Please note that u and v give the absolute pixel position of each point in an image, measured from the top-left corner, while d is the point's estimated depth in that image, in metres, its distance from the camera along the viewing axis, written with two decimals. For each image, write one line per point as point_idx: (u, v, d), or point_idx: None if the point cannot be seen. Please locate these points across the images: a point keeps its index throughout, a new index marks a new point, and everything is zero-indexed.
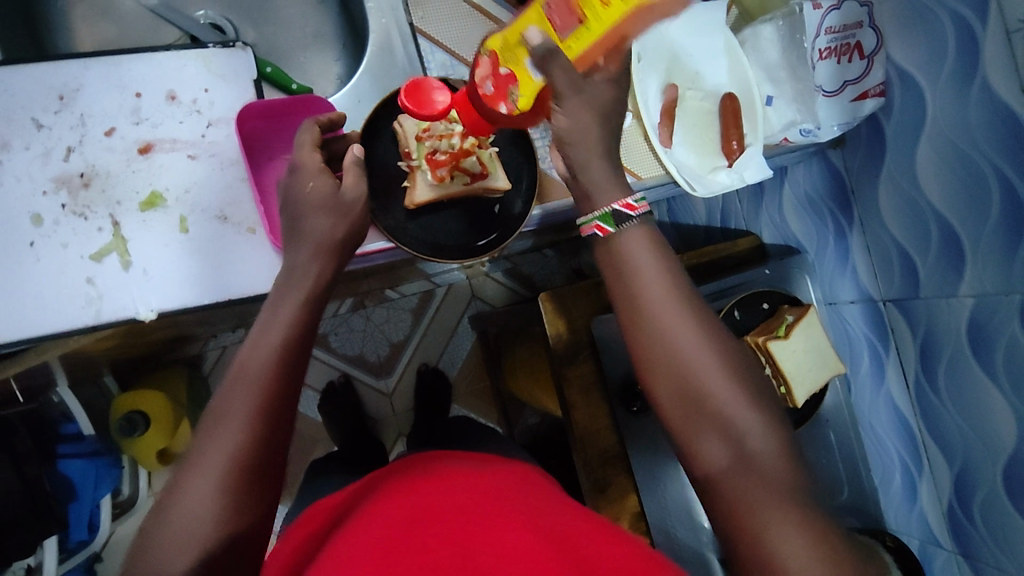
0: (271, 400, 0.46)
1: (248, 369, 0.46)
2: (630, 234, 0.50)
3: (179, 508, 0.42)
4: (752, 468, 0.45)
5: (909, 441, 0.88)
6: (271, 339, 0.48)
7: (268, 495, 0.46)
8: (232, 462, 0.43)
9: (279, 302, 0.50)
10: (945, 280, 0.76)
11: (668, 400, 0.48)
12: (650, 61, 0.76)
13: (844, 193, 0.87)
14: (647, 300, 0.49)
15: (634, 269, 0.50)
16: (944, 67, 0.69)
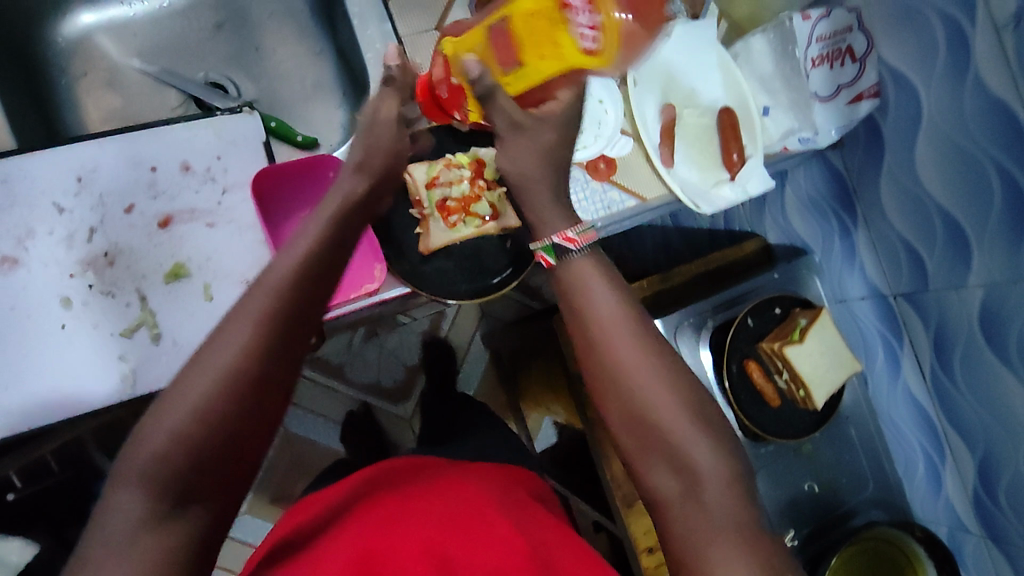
0: (290, 300, 0.45)
1: (257, 295, 0.44)
2: (578, 262, 0.52)
3: (158, 416, 0.41)
4: (703, 496, 0.47)
5: (929, 431, 0.89)
6: (292, 255, 0.47)
7: (278, 388, 0.44)
8: (225, 377, 0.41)
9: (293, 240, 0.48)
10: (953, 273, 0.77)
11: (619, 419, 0.50)
12: (646, 84, 0.77)
13: (845, 192, 0.88)
14: (599, 326, 0.50)
15: (581, 294, 0.52)
16: (936, 67, 0.70)
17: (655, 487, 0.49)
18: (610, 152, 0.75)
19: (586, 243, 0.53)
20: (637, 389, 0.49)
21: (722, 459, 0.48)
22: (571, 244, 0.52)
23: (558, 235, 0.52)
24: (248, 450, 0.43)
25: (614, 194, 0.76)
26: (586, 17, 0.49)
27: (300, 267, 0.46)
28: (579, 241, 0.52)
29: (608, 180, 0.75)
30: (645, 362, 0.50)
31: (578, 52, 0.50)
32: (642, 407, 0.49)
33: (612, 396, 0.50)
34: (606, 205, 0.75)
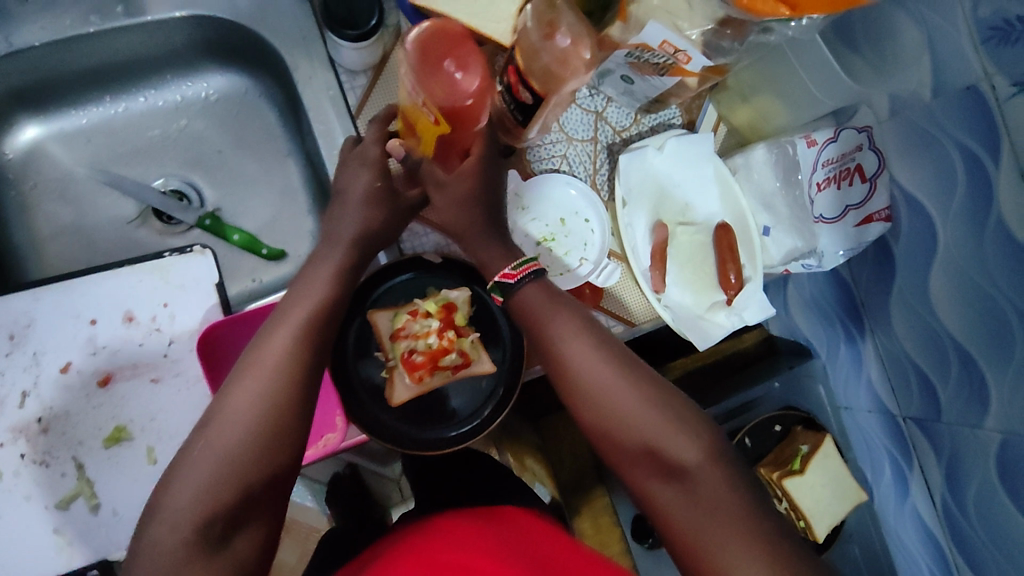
0: (300, 351, 0.51)
1: (277, 338, 0.51)
2: (524, 289, 0.55)
3: (202, 452, 0.47)
4: (698, 491, 0.48)
5: (940, 560, 0.81)
6: (297, 309, 0.53)
7: (287, 428, 0.49)
8: (242, 430, 0.47)
9: (300, 289, 0.55)
10: (968, 409, 0.71)
11: (609, 443, 0.51)
12: (636, 202, 0.71)
13: (852, 303, 0.82)
14: (567, 358, 0.53)
15: (536, 322, 0.54)
16: (954, 199, 0.64)
17: (652, 497, 0.50)
18: (597, 280, 0.69)
19: (529, 271, 0.55)
20: (617, 408, 0.51)
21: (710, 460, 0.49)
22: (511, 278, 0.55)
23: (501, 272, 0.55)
24: (286, 467, 0.49)
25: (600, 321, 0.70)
26: (424, 105, 0.46)
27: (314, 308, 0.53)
28: (516, 276, 0.54)
29: (594, 307, 0.69)
30: (621, 385, 0.51)
31: (432, 124, 0.47)
32: (627, 424, 0.50)
33: (595, 421, 0.52)
34: None
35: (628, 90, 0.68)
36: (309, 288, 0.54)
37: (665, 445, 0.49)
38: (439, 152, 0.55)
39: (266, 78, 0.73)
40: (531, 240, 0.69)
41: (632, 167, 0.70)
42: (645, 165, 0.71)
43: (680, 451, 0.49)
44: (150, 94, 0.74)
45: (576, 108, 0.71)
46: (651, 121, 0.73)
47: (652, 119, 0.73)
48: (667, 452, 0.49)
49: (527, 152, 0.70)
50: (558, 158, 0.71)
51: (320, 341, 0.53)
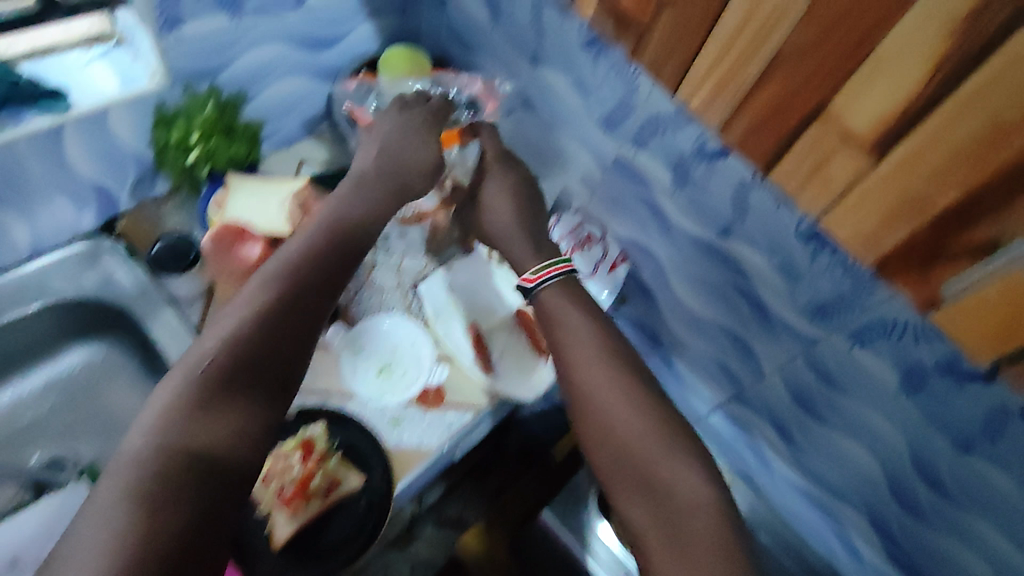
0: (252, 341, 0.57)
1: (245, 318, 0.58)
2: (549, 290, 0.76)
3: (141, 430, 0.50)
4: (675, 491, 0.61)
5: (819, 506, 0.95)
6: (240, 315, 0.58)
7: (227, 413, 0.53)
8: (176, 411, 0.51)
9: (301, 236, 0.68)
10: (752, 369, 0.89)
11: (602, 450, 0.66)
12: (446, 311, 0.88)
13: (651, 334, 1.02)
14: (571, 364, 0.71)
15: (564, 324, 0.74)
16: (652, 228, 0.89)
17: (625, 502, 0.63)
18: (433, 381, 0.84)
19: (557, 274, 0.77)
20: (616, 421, 0.66)
21: (696, 478, 0.62)
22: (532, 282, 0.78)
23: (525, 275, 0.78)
24: (233, 433, 0.52)
25: (451, 415, 0.82)
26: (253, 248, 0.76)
27: (306, 252, 0.66)
28: (536, 279, 0.77)
29: (441, 405, 0.82)
30: (615, 390, 0.68)
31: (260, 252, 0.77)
32: (618, 435, 0.65)
33: (596, 429, 0.67)
34: (447, 428, 0.81)
35: (409, 245, 0.93)
36: (263, 276, 0.63)
37: (649, 457, 0.63)
38: None
39: (120, 337, 0.85)
40: (372, 370, 0.83)
41: (432, 289, 0.89)
42: (441, 282, 0.90)
43: (673, 466, 0.63)
44: (16, 386, 0.82)
45: (380, 269, 0.90)
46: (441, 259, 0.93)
47: (443, 258, 0.93)
48: (643, 453, 0.64)
49: (349, 309, 0.86)
50: (377, 305, 0.87)
51: (279, 323, 0.59)
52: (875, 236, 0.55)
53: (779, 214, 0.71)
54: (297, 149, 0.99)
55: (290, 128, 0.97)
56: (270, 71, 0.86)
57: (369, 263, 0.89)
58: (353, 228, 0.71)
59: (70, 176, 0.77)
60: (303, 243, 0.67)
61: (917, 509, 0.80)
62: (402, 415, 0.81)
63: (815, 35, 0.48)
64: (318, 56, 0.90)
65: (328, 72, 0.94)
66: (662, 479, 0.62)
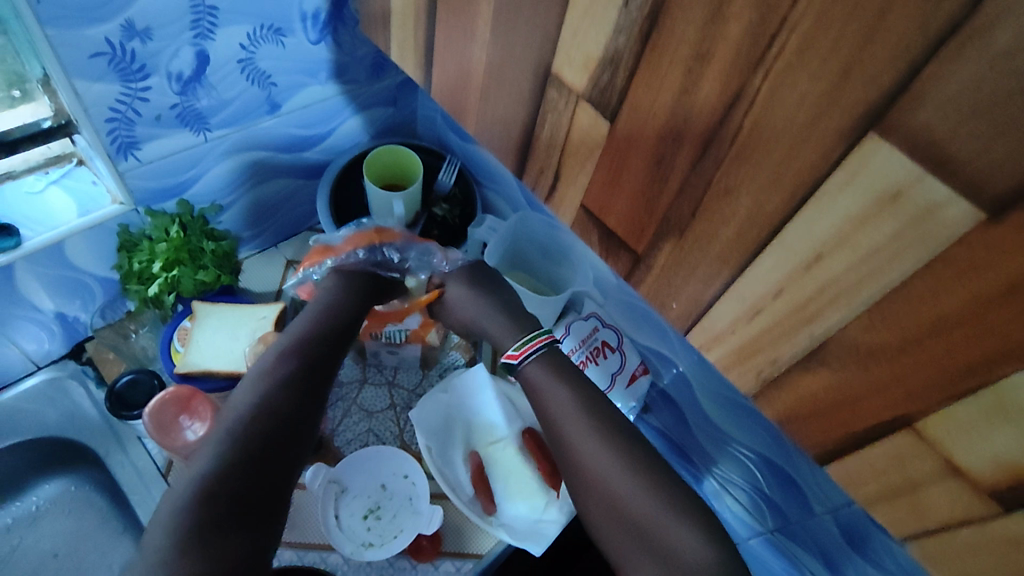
0: (278, 384, 0.54)
1: (282, 360, 0.57)
2: (530, 368, 0.63)
3: (175, 483, 0.48)
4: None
5: None
6: (263, 359, 0.57)
7: (262, 453, 0.50)
8: (212, 455, 0.49)
9: (328, 282, 0.67)
10: (797, 502, 0.77)
11: (608, 527, 0.55)
12: (444, 439, 0.80)
13: (678, 448, 0.91)
14: (563, 431, 0.59)
15: (543, 395, 0.62)
16: (673, 340, 0.79)
17: None
18: (427, 527, 0.72)
19: (536, 351, 0.64)
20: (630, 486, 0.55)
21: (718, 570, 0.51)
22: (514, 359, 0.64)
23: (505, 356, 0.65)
24: (276, 475, 0.50)
25: (448, 564, 0.73)
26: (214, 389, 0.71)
27: (333, 300, 0.64)
28: (518, 356, 0.63)
29: (436, 556, 0.72)
30: (608, 459, 0.56)
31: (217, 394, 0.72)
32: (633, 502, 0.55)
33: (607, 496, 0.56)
34: None
35: (400, 359, 0.84)
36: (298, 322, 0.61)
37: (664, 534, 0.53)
38: None
39: (89, 471, 0.78)
40: (359, 517, 0.73)
41: (426, 415, 0.80)
42: (436, 404, 0.81)
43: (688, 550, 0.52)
44: None
45: (368, 387, 0.84)
46: (438, 370, 0.87)
47: (438, 369, 0.87)
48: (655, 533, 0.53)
49: (333, 439, 0.80)
50: (363, 433, 0.81)
51: (317, 363, 0.58)
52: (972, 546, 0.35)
53: None
54: (284, 250, 0.92)
55: (277, 229, 0.91)
56: (247, 176, 0.80)
57: (359, 380, 0.84)
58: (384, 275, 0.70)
59: (31, 307, 0.71)
60: (332, 286, 0.66)
61: None
62: (389, 570, 0.72)
63: (888, 337, 0.31)
64: (301, 156, 0.84)
65: (313, 170, 0.88)
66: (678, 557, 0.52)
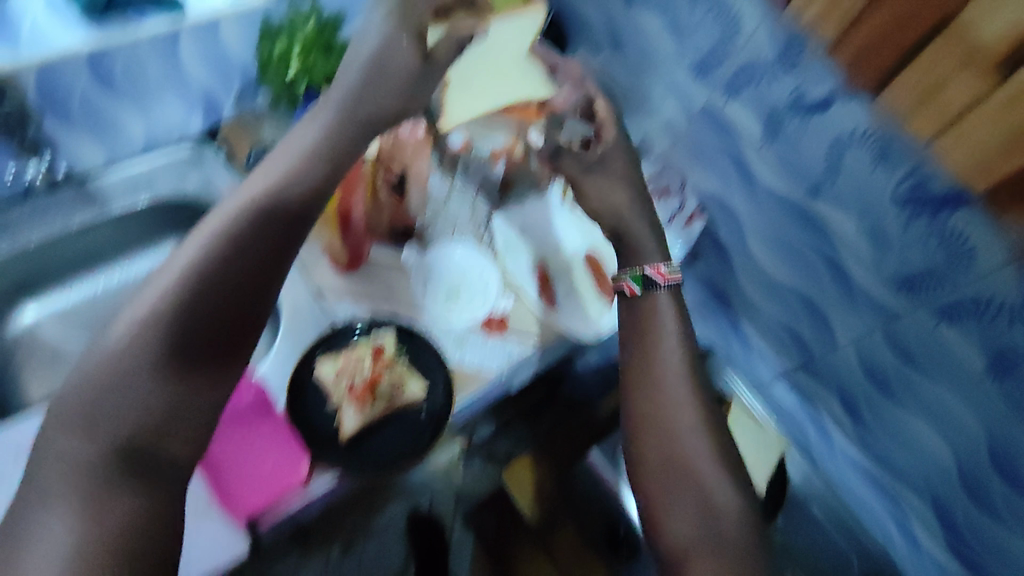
0: (174, 312, 0.52)
1: (197, 270, 0.54)
2: (662, 293, 0.72)
3: (57, 423, 0.49)
4: (717, 505, 0.62)
5: (882, 490, 0.91)
6: (181, 261, 0.55)
7: (137, 412, 0.49)
8: (98, 391, 0.49)
9: (231, 201, 0.59)
10: (825, 337, 0.86)
11: (653, 463, 0.66)
12: (516, 246, 0.91)
13: (721, 294, 1.00)
14: (662, 363, 0.69)
15: (660, 328, 0.71)
16: (734, 183, 0.86)
17: (669, 517, 0.63)
18: (499, 309, 0.86)
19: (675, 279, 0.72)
20: (669, 402, 0.67)
21: (735, 497, 0.63)
22: (659, 277, 0.72)
23: (647, 268, 0.73)
24: (197, 402, 0.52)
25: (513, 344, 0.84)
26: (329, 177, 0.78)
27: (241, 210, 0.58)
28: (668, 273, 0.72)
29: (503, 334, 0.84)
30: (687, 407, 0.67)
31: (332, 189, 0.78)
32: (664, 417, 0.67)
33: (649, 406, 0.67)
34: (507, 355, 0.83)
35: (486, 176, 0.94)
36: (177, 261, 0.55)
37: (681, 440, 0.65)
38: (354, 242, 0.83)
39: None
40: (440, 292, 0.86)
41: (506, 223, 0.92)
42: (513, 217, 0.93)
43: (722, 493, 0.63)
44: (117, 270, 0.87)
45: (455, 198, 0.93)
46: (516, 198, 0.95)
47: (515, 196, 0.95)
48: (682, 454, 0.65)
49: (424, 233, 0.89)
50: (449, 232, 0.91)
51: (233, 287, 0.55)
52: (985, 159, 0.58)
53: (875, 179, 0.69)
54: None
55: None
56: None
57: (445, 192, 0.92)
58: (347, 151, 0.65)
59: (184, 80, 0.84)
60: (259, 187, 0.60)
61: (987, 502, 0.76)
62: (465, 338, 0.83)
63: None
64: None
65: None
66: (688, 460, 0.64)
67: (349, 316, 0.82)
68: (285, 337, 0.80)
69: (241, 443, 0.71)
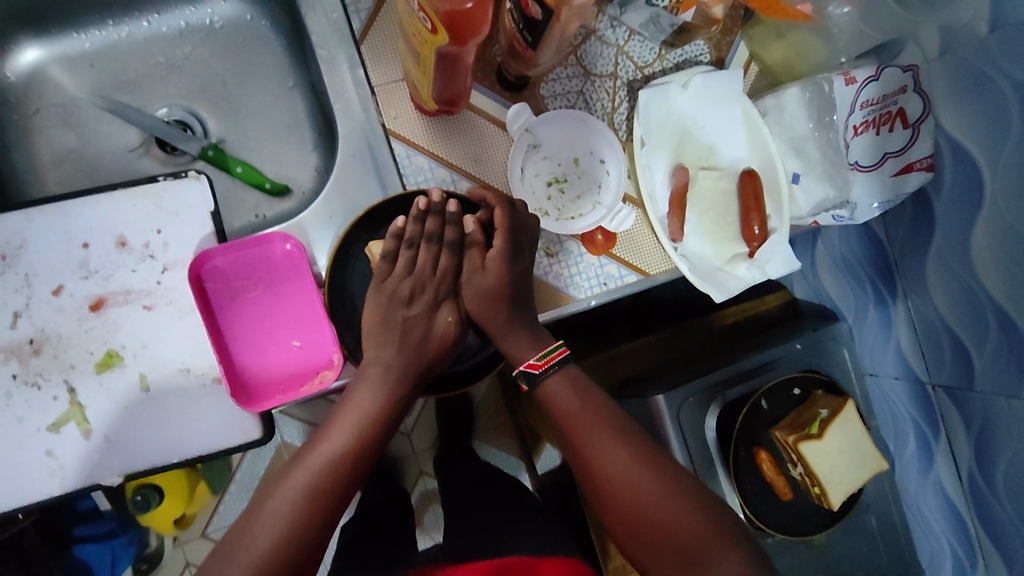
0: (367, 431, 0.55)
1: (379, 398, 0.55)
2: (550, 383, 0.59)
3: (272, 500, 0.51)
4: (682, 540, 0.53)
5: (962, 535, 0.77)
6: (366, 389, 0.56)
7: (338, 499, 0.53)
8: (308, 487, 0.52)
9: (361, 380, 0.56)
10: (1004, 378, 0.66)
11: (631, 536, 0.56)
12: (654, 143, 0.66)
13: (885, 262, 0.78)
14: (573, 431, 0.58)
15: (560, 412, 0.58)
16: (1006, 146, 0.58)
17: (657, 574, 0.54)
18: (609, 225, 0.64)
19: (552, 362, 0.58)
20: (625, 485, 0.56)
21: (706, 515, 0.54)
22: (535, 368, 0.58)
23: (523, 364, 0.58)
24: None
25: (611, 268, 0.65)
26: (421, 10, 0.46)
27: (386, 387, 0.56)
28: (542, 368, 0.57)
29: (606, 254, 0.65)
30: (623, 459, 0.56)
31: (431, 34, 0.46)
32: (656, 514, 0.54)
33: (619, 511, 0.56)
34: (600, 280, 0.65)
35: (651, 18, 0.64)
36: (292, 479, 0.52)
37: (646, 498, 0.55)
38: (441, 87, 0.55)
39: (277, 6, 0.70)
40: (542, 180, 0.65)
41: (653, 104, 0.65)
42: (665, 100, 0.66)
43: (689, 520, 0.54)
44: (150, 21, 0.71)
45: (595, 41, 0.66)
46: (677, 57, 0.68)
47: (678, 55, 0.68)
48: (649, 506, 0.55)
49: (540, 85, 0.65)
50: (573, 94, 0.66)
51: (367, 445, 0.55)
52: None
53: None
54: None
55: None
56: None
57: (586, 28, 0.66)
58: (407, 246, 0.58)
59: None
60: (363, 402, 0.55)
61: None
62: (557, 248, 0.64)
63: None
64: None
65: None
66: (689, 540, 0.53)
67: (420, 180, 0.63)
68: (337, 176, 0.62)
69: (266, 317, 0.59)
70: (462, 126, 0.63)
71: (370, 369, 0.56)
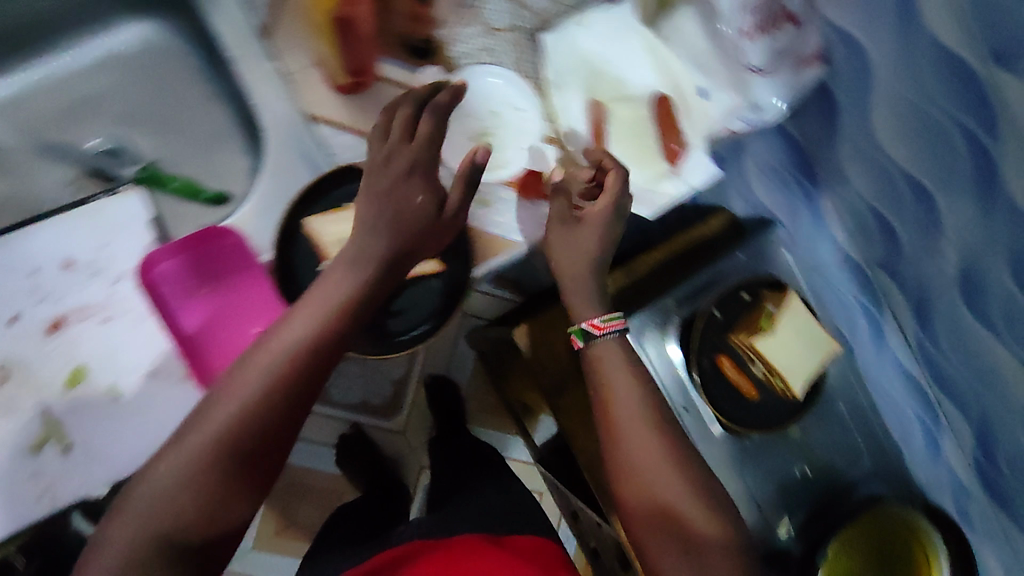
0: (295, 367, 0.52)
1: (307, 333, 0.52)
2: (602, 346, 0.63)
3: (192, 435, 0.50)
4: (674, 516, 0.59)
5: (923, 399, 0.82)
6: (295, 325, 0.52)
7: (263, 436, 0.51)
8: (226, 423, 0.50)
9: (295, 315, 0.53)
10: (927, 236, 0.69)
11: (627, 500, 0.60)
12: (568, 81, 0.71)
13: (804, 160, 0.82)
14: (606, 390, 0.62)
15: (600, 375, 0.62)
16: (881, 18, 0.60)
17: (645, 535, 0.60)
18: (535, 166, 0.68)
19: (612, 327, 0.63)
20: (636, 453, 0.60)
21: (705, 510, 0.60)
22: (597, 329, 0.63)
23: (585, 322, 0.63)
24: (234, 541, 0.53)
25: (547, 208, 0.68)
26: None
27: (317, 324, 0.52)
28: (603, 329, 0.62)
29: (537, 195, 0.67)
30: (642, 431, 0.60)
31: None
32: (655, 492, 0.59)
33: (625, 476, 0.61)
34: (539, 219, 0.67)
35: None
36: (213, 413, 0.50)
37: (648, 472, 0.60)
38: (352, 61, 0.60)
39: (184, 21, 0.72)
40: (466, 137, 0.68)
41: (558, 45, 0.70)
42: (569, 43, 0.71)
43: (690, 514, 0.59)
44: (65, 58, 0.73)
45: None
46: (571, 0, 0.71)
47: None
48: (647, 481, 0.59)
49: (446, 47, 0.68)
50: (480, 51, 0.69)
51: (300, 383, 0.52)
52: None
53: None
54: None
55: None
56: None
57: None
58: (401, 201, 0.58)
59: None
60: (288, 337, 0.52)
61: None
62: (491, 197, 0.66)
63: None
64: None
65: None
66: (683, 521, 0.59)
67: (348, 156, 0.65)
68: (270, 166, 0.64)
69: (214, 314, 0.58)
70: (378, 97, 0.66)
71: (309, 303, 0.53)
